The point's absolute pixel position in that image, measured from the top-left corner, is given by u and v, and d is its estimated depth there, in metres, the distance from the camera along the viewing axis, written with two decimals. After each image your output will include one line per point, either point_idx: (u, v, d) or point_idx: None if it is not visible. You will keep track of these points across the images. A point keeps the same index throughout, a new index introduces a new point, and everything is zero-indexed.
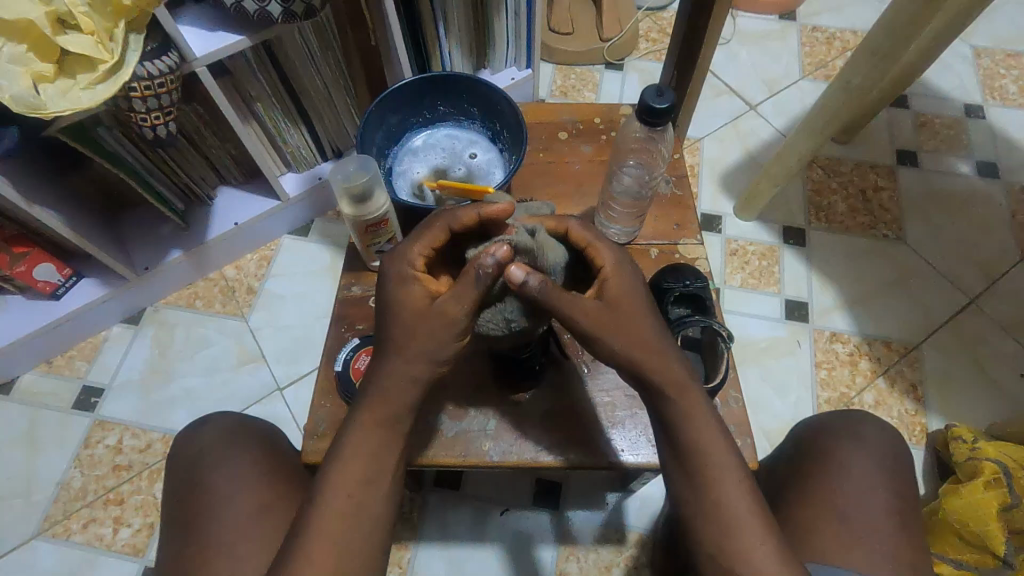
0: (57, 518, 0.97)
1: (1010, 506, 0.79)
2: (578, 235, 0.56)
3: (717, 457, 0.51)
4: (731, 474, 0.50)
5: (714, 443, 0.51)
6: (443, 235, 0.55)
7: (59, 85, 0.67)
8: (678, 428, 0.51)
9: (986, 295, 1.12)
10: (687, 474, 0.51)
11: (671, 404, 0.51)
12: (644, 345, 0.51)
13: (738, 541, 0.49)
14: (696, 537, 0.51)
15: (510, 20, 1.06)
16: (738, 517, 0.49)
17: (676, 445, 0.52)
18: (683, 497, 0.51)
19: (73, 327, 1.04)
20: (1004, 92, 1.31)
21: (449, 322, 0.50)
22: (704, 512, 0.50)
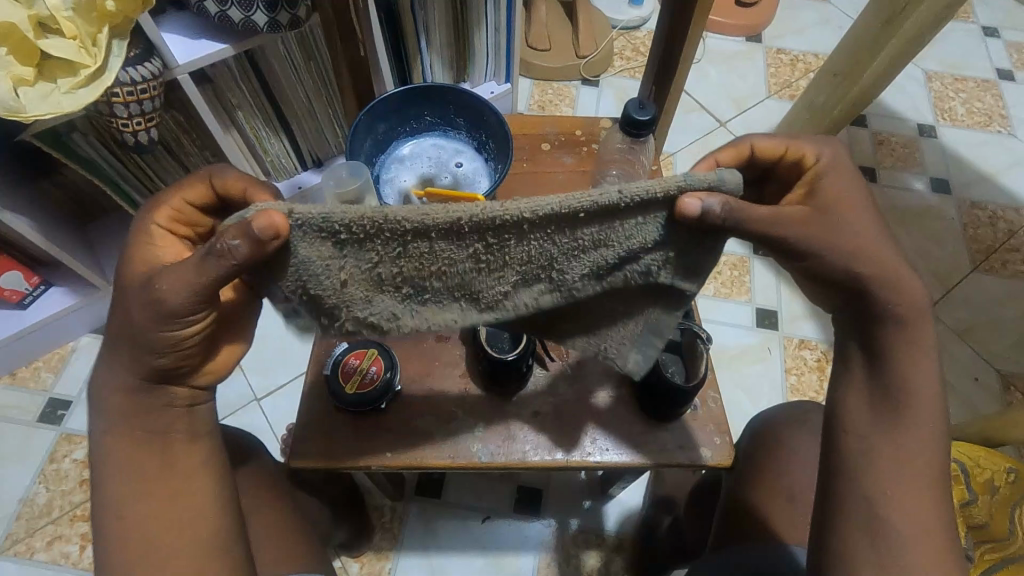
0: (19, 537, 0.93)
1: (968, 502, 0.82)
2: (768, 147, 0.47)
3: (918, 404, 0.45)
4: (929, 417, 0.45)
5: (918, 381, 0.45)
6: (203, 191, 0.48)
7: (39, 88, 0.66)
8: (891, 370, 0.46)
9: (941, 304, 1.18)
10: (874, 408, 0.46)
11: (894, 338, 0.45)
12: (880, 260, 0.44)
13: (911, 492, 0.44)
14: (854, 481, 0.45)
15: (490, 37, 1.09)
16: (908, 466, 0.44)
17: (878, 372, 0.46)
18: (858, 439, 0.46)
19: (40, 337, 1.01)
20: (953, 113, 1.40)
21: (158, 304, 0.41)
22: (881, 458, 0.45)
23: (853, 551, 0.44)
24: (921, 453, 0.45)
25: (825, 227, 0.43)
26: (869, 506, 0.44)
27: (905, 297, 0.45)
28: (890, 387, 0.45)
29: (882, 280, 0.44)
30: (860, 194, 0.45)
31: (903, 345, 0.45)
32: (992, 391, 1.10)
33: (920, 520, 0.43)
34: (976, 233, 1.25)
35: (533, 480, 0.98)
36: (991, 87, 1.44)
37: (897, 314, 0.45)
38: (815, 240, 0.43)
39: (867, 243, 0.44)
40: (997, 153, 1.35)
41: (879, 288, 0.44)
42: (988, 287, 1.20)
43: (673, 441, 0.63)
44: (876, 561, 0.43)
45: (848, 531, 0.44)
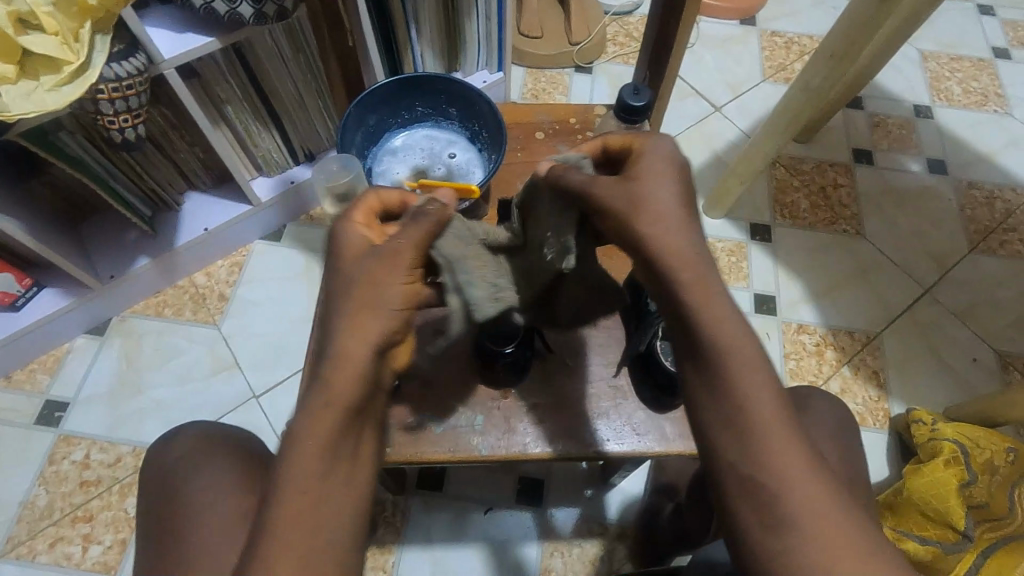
0: (21, 539, 0.93)
1: (968, 482, 0.83)
2: (617, 141, 0.52)
3: (738, 353, 0.40)
4: (758, 376, 0.40)
5: (739, 342, 0.40)
6: (374, 201, 0.52)
7: (21, 86, 0.65)
8: (699, 330, 0.41)
9: (938, 285, 1.18)
10: (708, 384, 0.41)
11: (699, 304, 0.41)
12: (671, 215, 0.43)
13: (772, 452, 0.39)
14: (719, 461, 0.40)
15: (482, 25, 1.07)
16: (768, 433, 0.39)
17: (697, 346, 0.41)
18: (703, 414, 0.41)
19: (35, 339, 1.00)
20: (949, 93, 1.39)
21: (396, 264, 0.46)
22: (724, 423, 0.40)
23: (745, 534, 0.39)
24: (761, 404, 0.40)
25: (626, 195, 0.45)
26: (741, 481, 0.39)
27: (694, 253, 0.42)
28: (707, 353, 0.41)
29: (672, 240, 0.42)
30: (658, 167, 0.46)
31: (694, 300, 0.41)
32: (989, 371, 1.10)
33: (798, 479, 0.38)
34: (973, 213, 1.25)
35: (534, 471, 0.98)
36: (988, 67, 1.43)
37: (685, 272, 0.41)
38: (612, 202, 0.46)
39: (647, 198, 0.44)
40: (994, 133, 1.34)
41: (661, 245, 0.42)
42: (985, 267, 1.20)
43: (673, 429, 0.63)
44: (760, 531, 0.38)
45: (732, 513, 0.40)
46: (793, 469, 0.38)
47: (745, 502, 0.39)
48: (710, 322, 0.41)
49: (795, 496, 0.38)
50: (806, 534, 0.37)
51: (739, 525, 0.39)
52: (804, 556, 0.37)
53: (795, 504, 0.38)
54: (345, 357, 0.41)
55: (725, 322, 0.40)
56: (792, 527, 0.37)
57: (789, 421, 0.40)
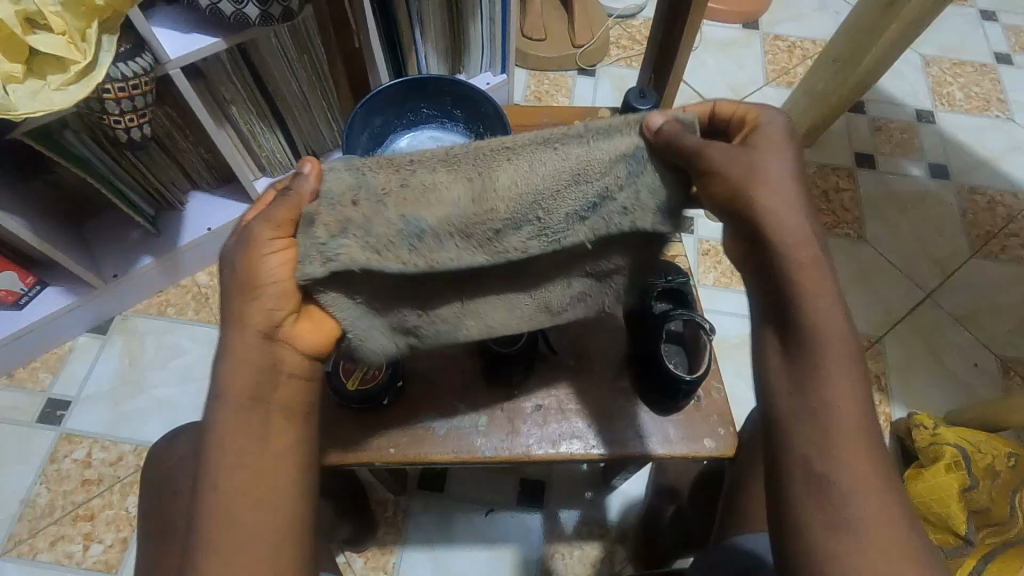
0: (22, 537, 0.93)
1: (970, 487, 0.83)
2: (727, 108, 0.49)
3: (833, 344, 0.41)
4: (846, 371, 0.41)
5: (834, 332, 0.41)
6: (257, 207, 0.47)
7: (28, 85, 0.65)
8: (794, 310, 0.41)
9: (940, 290, 1.18)
10: (790, 365, 0.42)
11: (801, 284, 0.41)
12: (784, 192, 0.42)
13: (841, 448, 0.39)
14: (784, 448, 0.41)
15: (486, 27, 1.08)
16: (843, 424, 0.40)
17: (788, 326, 0.42)
18: (778, 401, 0.42)
19: (38, 337, 1.00)
20: (952, 98, 1.39)
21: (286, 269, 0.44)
22: (802, 414, 0.41)
23: (797, 516, 0.40)
24: (845, 396, 0.40)
25: (739, 164, 0.43)
26: (806, 468, 0.40)
27: (807, 237, 0.41)
28: (800, 335, 0.41)
29: (785, 218, 0.42)
30: (778, 145, 0.44)
31: (804, 288, 0.41)
32: (991, 375, 1.11)
33: (863, 478, 0.39)
34: (975, 218, 1.25)
35: (536, 473, 0.98)
36: (989, 72, 1.43)
37: (797, 256, 0.41)
38: (725, 163, 0.42)
39: (764, 173, 0.42)
40: (996, 138, 1.34)
41: (771, 219, 0.41)
42: (987, 272, 1.20)
43: (676, 432, 0.63)
44: (822, 527, 0.39)
45: (788, 497, 0.40)
46: (859, 470, 0.39)
47: (801, 484, 0.40)
48: (812, 310, 0.41)
49: (857, 495, 0.39)
50: (862, 532, 0.38)
51: (789, 501, 0.41)
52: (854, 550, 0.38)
53: (858, 500, 0.39)
54: (236, 358, 0.44)
55: (829, 314, 0.41)
56: (850, 526, 0.38)
57: (868, 425, 0.40)
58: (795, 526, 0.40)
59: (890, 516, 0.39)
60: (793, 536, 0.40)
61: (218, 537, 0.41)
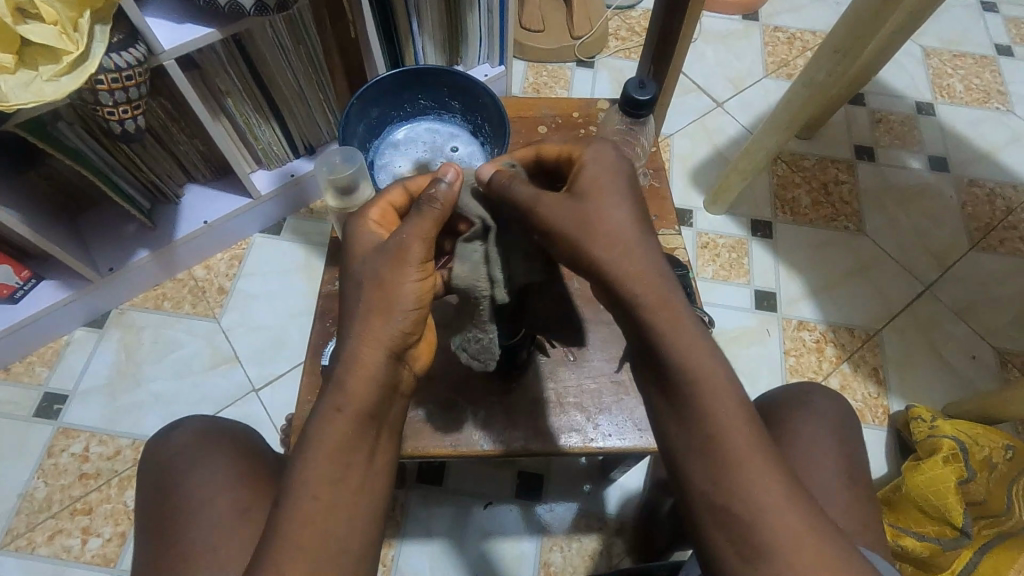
0: (20, 532, 0.93)
1: (967, 480, 0.82)
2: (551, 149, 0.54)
3: (709, 378, 0.43)
4: (729, 398, 0.43)
5: (707, 364, 0.43)
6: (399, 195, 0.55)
7: (20, 76, 0.65)
8: (665, 351, 0.43)
9: (939, 283, 1.18)
10: (674, 406, 0.44)
11: (654, 328, 0.43)
12: (616, 238, 0.45)
13: (742, 476, 0.41)
14: (690, 484, 0.43)
15: (483, 18, 1.07)
16: (739, 451, 0.42)
17: (664, 368, 0.43)
18: (672, 438, 0.44)
19: (33, 331, 0.99)
20: (952, 90, 1.38)
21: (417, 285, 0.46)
22: (696, 451, 0.42)
23: (716, 553, 0.42)
24: (732, 425, 0.42)
25: (578, 215, 0.47)
26: (714, 506, 0.42)
27: (654, 275, 0.44)
28: (677, 375, 0.43)
29: (629, 264, 0.44)
30: (614, 187, 0.48)
31: (664, 327, 0.43)
32: (988, 368, 1.11)
33: (769, 502, 0.41)
34: (974, 211, 1.25)
35: (534, 466, 0.98)
36: (990, 64, 1.42)
37: (649, 297, 0.44)
38: (563, 226, 0.46)
39: (598, 217, 0.46)
40: (996, 131, 1.34)
41: (617, 268, 0.44)
42: (986, 265, 1.20)
43: None
44: (735, 556, 0.41)
45: (703, 534, 0.42)
46: (767, 492, 0.41)
47: (714, 519, 0.42)
48: (678, 347, 0.43)
49: (767, 519, 0.40)
50: (780, 558, 0.40)
51: (707, 538, 0.42)
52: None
53: (767, 525, 0.40)
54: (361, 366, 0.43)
55: (693, 348, 0.43)
56: (766, 553, 0.40)
57: (763, 446, 0.42)
58: (717, 559, 0.42)
59: (804, 534, 0.40)
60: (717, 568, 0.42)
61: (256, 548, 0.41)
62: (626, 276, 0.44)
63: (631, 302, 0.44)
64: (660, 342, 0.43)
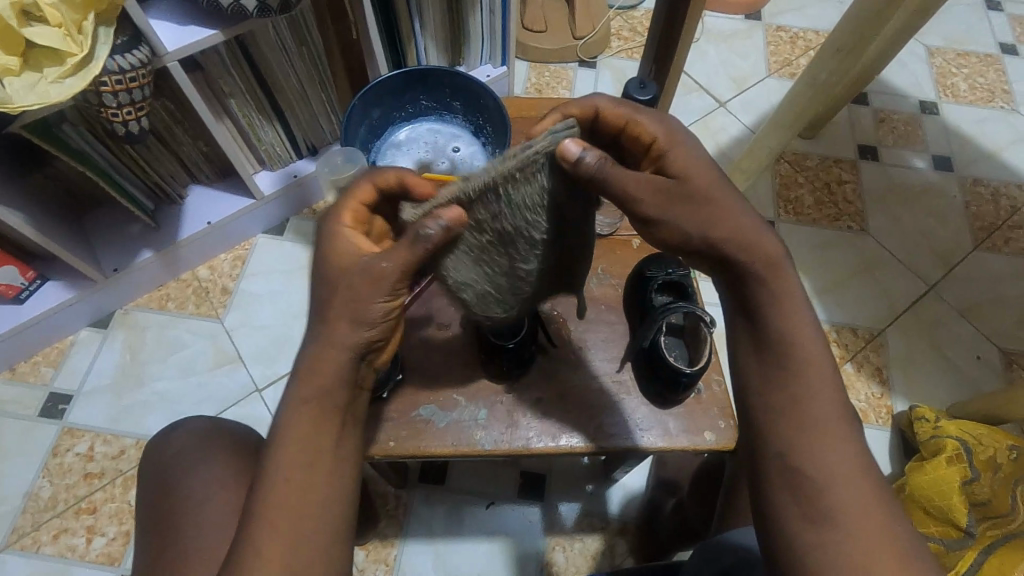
0: (26, 530, 0.93)
1: (971, 480, 0.83)
2: (612, 112, 0.52)
3: (804, 352, 0.46)
4: (822, 374, 0.46)
5: (805, 339, 0.46)
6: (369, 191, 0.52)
7: (25, 78, 0.65)
8: (768, 317, 0.47)
9: (943, 282, 1.17)
10: (768, 370, 0.46)
11: (762, 294, 0.47)
12: (727, 223, 0.47)
13: (819, 441, 0.44)
14: (766, 441, 0.46)
15: (485, 18, 1.07)
16: (822, 420, 0.44)
17: (761, 332, 0.47)
18: (757, 399, 0.47)
19: (39, 331, 1.00)
20: (956, 89, 1.38)
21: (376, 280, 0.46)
22: (778, 412, 0.45)
23: (781, 516, 0.43)
24: (819, 395, 0.45)
25: (688, 200, 0.47)
26: (785, 466, 0.44)
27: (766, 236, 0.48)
28: (774, 343, 0.46)
29: (738, 239, 0.47)
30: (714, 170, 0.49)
31: (768, 283, 0.47)
32: (994, 369, 1.10)
33: (840, 473, 0.43)
34: (978, 210, 1.24)
35: (536, 466, 0.98)
36: (994, 63, 1.42)
37: (757, 266, 0.47)
38: (671, 212, 0.47)
39: (709, 198, 0.47)
40: (1000, 130, 1.33)
41: (730, 246, 0.47)
42: (990, 264, 1.19)
43: (676, 424, 0.63)
44: (799, 518, 0.42)
45: (771, 498, 0.44)
46: (839, 463, 0.43)
47: (784, 480, 0.44)
48: (778, 308, 0.47)
49: (836, 487, 0.42)
50: (843, 526, 0.41)
51: (776, 501, 0.44)
52: (836, 548, 0.41)
53: (836, 493, 0.42)
54: None
55: (791, 312, 0.47)
56: (831, 521, 0.41)
57: (840, 421, 0.45)
58: (779, 522, 0.43)
59: (873, 510, 0.42)
60: (776, 532, 0.43)
61: (261, 550, 0.41)
62: (735, 238, 0.47)
63: (742, 257, 0.47)
64: (763, 311, 0.47)
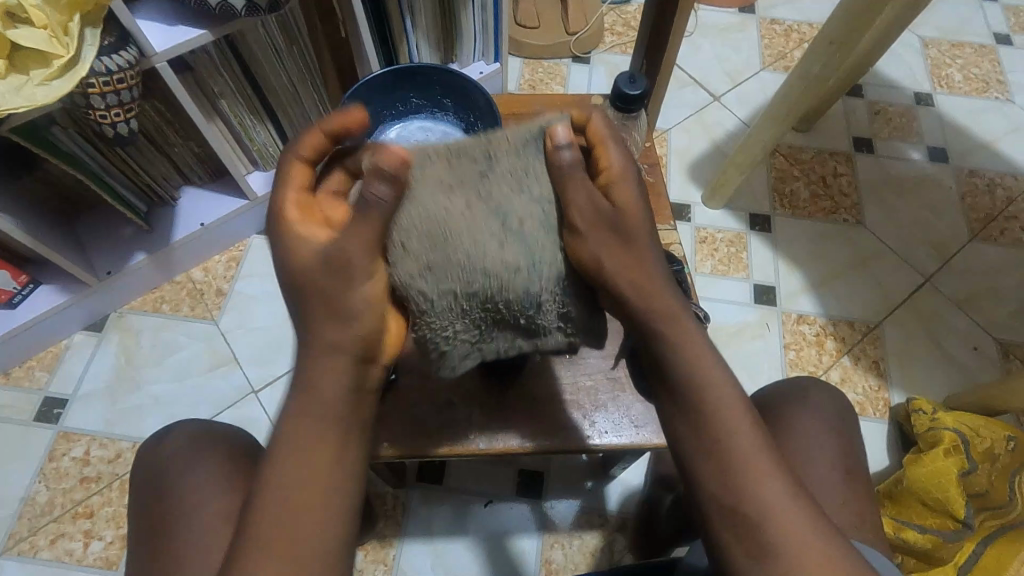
0: (22, 536, 0.93)
1: (969, 471, 0.82)
2: (596, 130, 0.53)
3: (712, 387, 0.47)
4: (731, 406, 0.47)
5: (709, 373, 0.48)
6: (303, 168, 0.52)
7: (11, 81, 0.65)
8: (672, 357, 0.48)
9: (940, 274, 1.17)
10: (683, 413, 0.47)
11: (661, 339, 0.48)
12: (634, 266, 0.49)
13: (745, 477, 0.45)
14: (698, 486, 0.46)
15: (477, 15, 1.06)
16: (743, 453, 0.45)
17: (667, 375, 0.48)
18: (682, 443, 0.48)
19: (33, 335, 1.00)
20: (950, 80, 1.37)
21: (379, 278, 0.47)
22: (703, 453, 0.46)
23: (727, 552, 0.45)
24: (736, 425, 0.46)
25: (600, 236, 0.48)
26: (722, 505, 0.45)
27: (664, 289, 0.49)
28: (683, 387, 0.47)
29: (642, 284, 0.49)
30: (619, 206, 0.50)
31: (669, 334, 0.48)
32: (991, 360, 1.10)
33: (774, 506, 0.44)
34: (974, 202, 1.24)
35: (535, 464, 0.98)
36: (989, 53, 1.41)
37: (656, 311, 0.48)
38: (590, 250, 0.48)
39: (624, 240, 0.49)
40: (995, 120, 1.33)
41: (634, 287, 0.49)
42: (986, 255, 1.19)
43: None
44: (743, 553, 0.44)
45: (714, 537, 0.46)
46: (770, 494, 0.44)
47: (721, 520, 0.45)
48: (684, 354, 0.48)
49: (768, 517, 0.44)
50: (781, 554, 0.43)
51: (718, 539, 0.46)
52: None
53: (768, 523, 0.44)
54: None
55: (697, 355, 0.48)
56: (772, 556, 0.43)
57: (761, 447, 0.46)
58: (727, 558, 0.45)
59: (805, 532, 0.44)
60: (727, 566, 0.45)
61: None
62: (634, 282, 0.49)
63: (643, 310, 0.48)
64: (666, 353, 0.48)
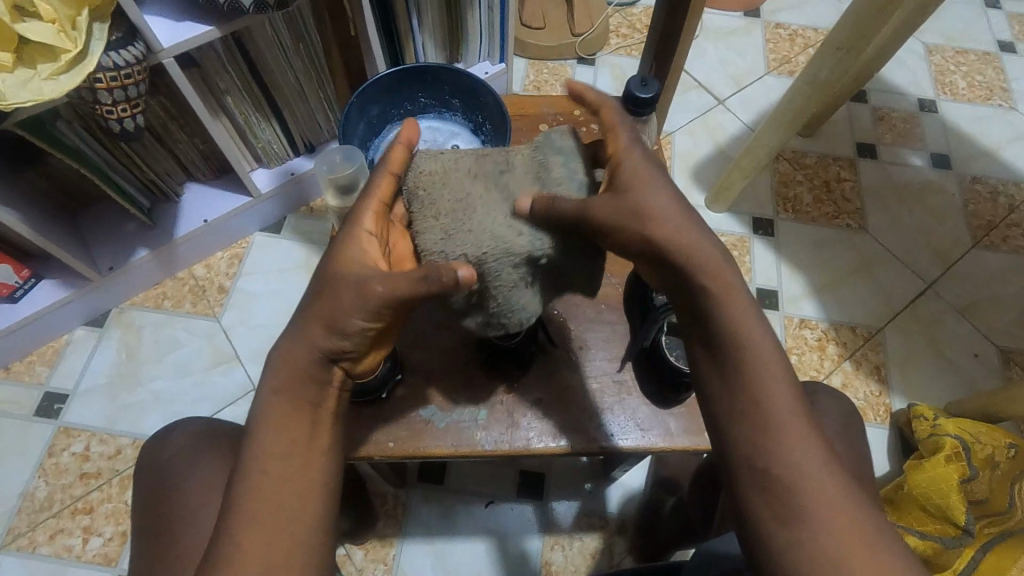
0: (21, 531, 0.93)
1: (969, 478, 0.82)
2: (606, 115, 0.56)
3: (752, 346, 0.46)
4: (773, 367, 0.45)
5: (752, 335, 0.46)
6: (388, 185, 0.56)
7: (18, 74, 0.64)
8: (712, 315, 0.47)
9: (942, 280, 1.17)
10: (722, 374, 0.46)
11: (703, 296, 0.47)
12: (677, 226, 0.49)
13: (783, 439, 0.43)
14: (731, 447, 0.45)
15: (484, 15, 1.06)
16: (782, 416, 0.44)
17: (707, 332, 0.47)
18: (717, 406, 0.46)
19: (34, 330, 0.99)
20: (954, 87, 1.38)
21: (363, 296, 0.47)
22: (738, 416, 0.45)
23: (755, 518, 0.43)
24: (774, 388, 0.45)
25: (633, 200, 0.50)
26: (756, 469, 0.44)
27: (712, 251, 0.48)
28: (724, 347, 0.46)
29: (684, 241, 0.48)
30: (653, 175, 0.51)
31: (715, 298, 0.47)
32: (991, 367, 1.10)
33: (809, 473, 0.43)
34: (976, 209, 1.24)
35: (536, 465, 0.98)
36: (993, 60, 1.42)
37: (699, 268, 0.48)
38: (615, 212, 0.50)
39: (649, 201, 0.50)
40: (998, 128, 1.33)
41: (675, 246, 0.48)
42: (988, 263, 1.19)
43: (677, 424, 0.63)
44: (772, 518, 0.42)
45: (745, 503, 0.44)
46: (808, 465, 0.43)
47: (753, 486, 0.44)
48: (728, 316, 0.46)
49: (804, 484, 0.42)
50: (816, 522, 0.41)
51: (748, 506, 0.44)
52: (815, 546, 0.41)
53: (805, 490, 0.42)
54: None
55: (741, 318, 0.46)
56: (803, 521, 0.42)
57: (801, 414, 0.44)
58: (754, 526, 0.43)
59: (841, 503, 0.42)
60: (754, 535, 0.43)
61: None
62: (676, 239, 0.48)
63: (685, 268, 0.48)
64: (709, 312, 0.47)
